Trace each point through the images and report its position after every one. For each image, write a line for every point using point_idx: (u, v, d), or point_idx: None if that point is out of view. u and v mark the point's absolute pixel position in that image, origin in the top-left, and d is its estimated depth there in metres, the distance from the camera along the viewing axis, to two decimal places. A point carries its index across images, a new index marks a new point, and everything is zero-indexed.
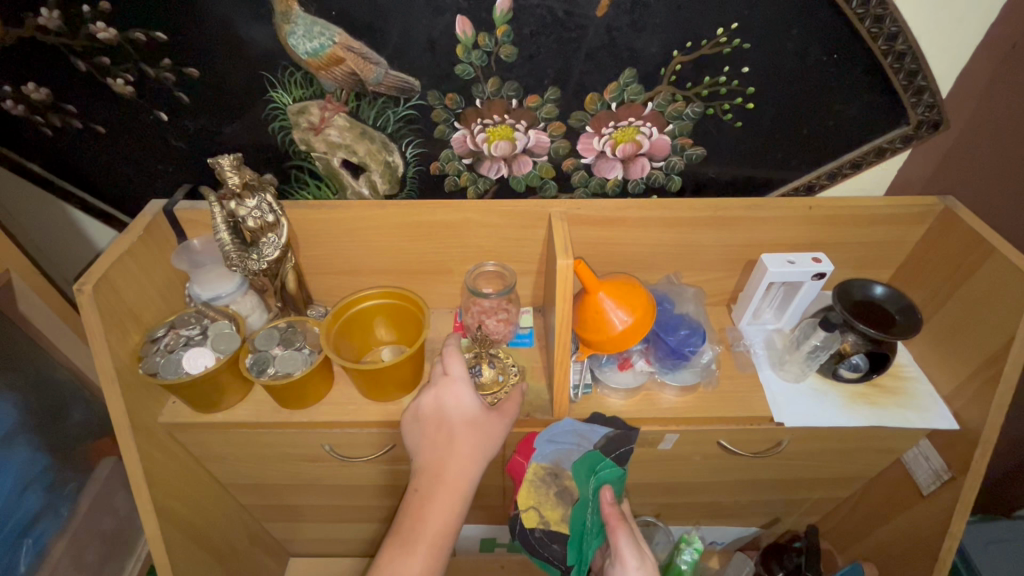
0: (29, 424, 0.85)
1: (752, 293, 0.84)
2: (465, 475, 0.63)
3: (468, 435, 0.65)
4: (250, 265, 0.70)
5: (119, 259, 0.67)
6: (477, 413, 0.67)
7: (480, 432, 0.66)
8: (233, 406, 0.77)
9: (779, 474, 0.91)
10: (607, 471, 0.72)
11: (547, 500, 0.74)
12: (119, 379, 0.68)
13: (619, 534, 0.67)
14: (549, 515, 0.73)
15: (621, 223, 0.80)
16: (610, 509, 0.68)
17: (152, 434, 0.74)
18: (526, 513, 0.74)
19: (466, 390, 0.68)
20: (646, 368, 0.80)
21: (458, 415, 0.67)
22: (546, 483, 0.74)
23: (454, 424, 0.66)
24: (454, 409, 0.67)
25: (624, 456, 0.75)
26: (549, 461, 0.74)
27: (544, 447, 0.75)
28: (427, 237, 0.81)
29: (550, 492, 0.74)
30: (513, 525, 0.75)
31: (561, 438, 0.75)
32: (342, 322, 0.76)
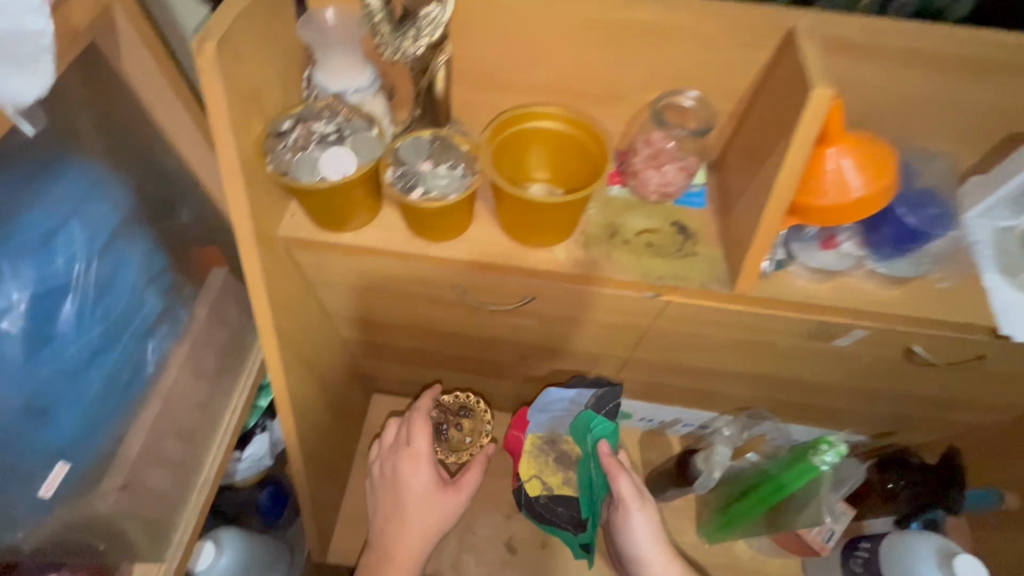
0: (136, 200, 0.64)
1: (1005, 178, 0.66)
2: (417, 553, 0.76)
3: (417, 511, 0.77)
4: (403, 50, 0.55)
5: (244, 11, 0.51)
6: (432, 501, 0.78)
7: (428, 514, 0.77)
8: (361, 227, 0.67)
9: (942, 392, 0.81)
10: (600, 427, 0.83)
11: (546, 467, 0.87)
12: (244, 175, 0.56)
13: (619, 480, 0.78)
14: (550, 480, 0.87)
15: (873, 57, 0.60)
16: (608, 458, 0.79)
17: (272, 247, 0.65)
18: (529, 483, 0.87)
19: (422, 470, 0.79)
20: (853, 251, 0.65)
21: (412, 487, 0.78)
22: (543, 451, 0.88)
23: (407, 501, 0.78)
24: (410, 484, 0.78)
25: (611, 410, 0.84)
26: (545, 430, 0.89)
27: (536, 417, 0.88)
28: (611, 47, 0.62)
29: (549, 459, 0.88)
30: (519, 496, 0.88)
31: (551, 407, 0.87)
32: (501, 144, 0.62)
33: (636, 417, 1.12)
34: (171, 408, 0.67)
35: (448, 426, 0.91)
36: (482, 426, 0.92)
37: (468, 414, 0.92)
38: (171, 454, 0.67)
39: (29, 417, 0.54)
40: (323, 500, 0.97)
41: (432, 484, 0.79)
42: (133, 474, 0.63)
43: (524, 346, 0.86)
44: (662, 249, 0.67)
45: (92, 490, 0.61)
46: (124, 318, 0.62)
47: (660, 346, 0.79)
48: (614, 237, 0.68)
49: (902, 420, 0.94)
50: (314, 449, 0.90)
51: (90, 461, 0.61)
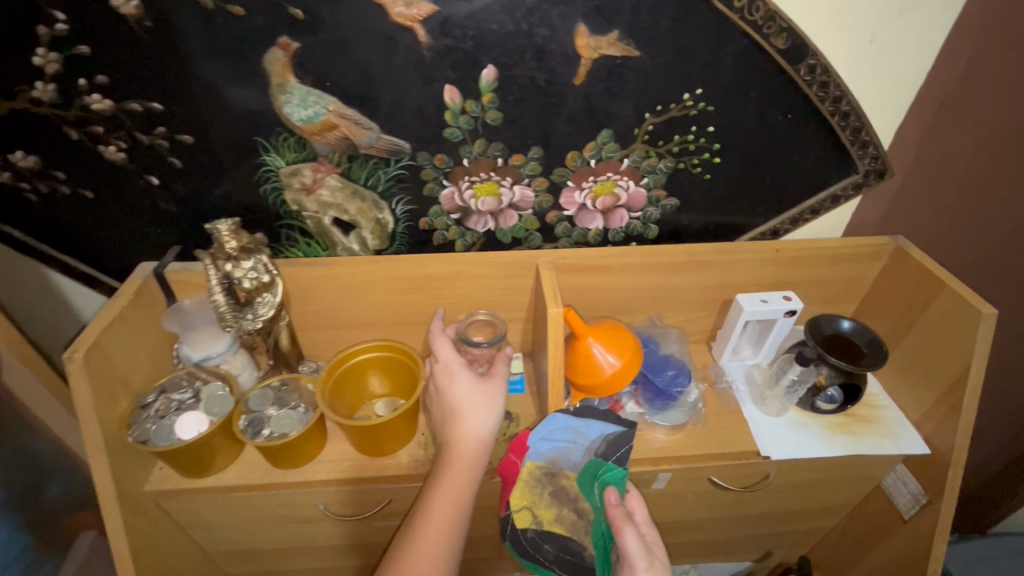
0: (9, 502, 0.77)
1: (730, 332, 0.88)
2: (462, 498, 0.63)
3: (461, 398, 0.69)
4: (245, 325, 0.71)
5: (109, 325, 0.67)
6: (476, 378, 0.71)
7: (483, 390, 0.70)
8: (224, 468, 0.76)
9: (771, 507, 0.93)
10: (611, 474, 0.70)
11: (542, 500, 0.71)
12: (106, 449, 0.66)
13: (624, 534, 0.62)
14: (544, 515, 0.71)
15: (605, 269, 0.84)
16: (617, 511, 0.64)
17: (138, 501, 0.72)
18: (519, 514, 0.71)
19: (460, 370, 0.72)
20: (636, 410, 0.83)
21: (455, 375, 0.72)
22: (541, 482, 0.72)
23: (456, 398, 0.69)
24: (453, 376, 0.71)
25: (626, 455, 0.72)
26: (545, 461, 0.72)
27: (538, 445, 0.73)
28: (419, 289, 0.83)
29: (546, 492, 0.72)
30: (501, 527, 0.72)
31: (554, 434, 0.73)
32: (338, 375, 0.77)
33: None
34: None
35: None
36: None
37: None
38: None
39: None
40: None
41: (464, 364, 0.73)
42: None
43: None
44: None
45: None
46: None
47: None
48: None
49: (765, 538, 1.03)
50: None
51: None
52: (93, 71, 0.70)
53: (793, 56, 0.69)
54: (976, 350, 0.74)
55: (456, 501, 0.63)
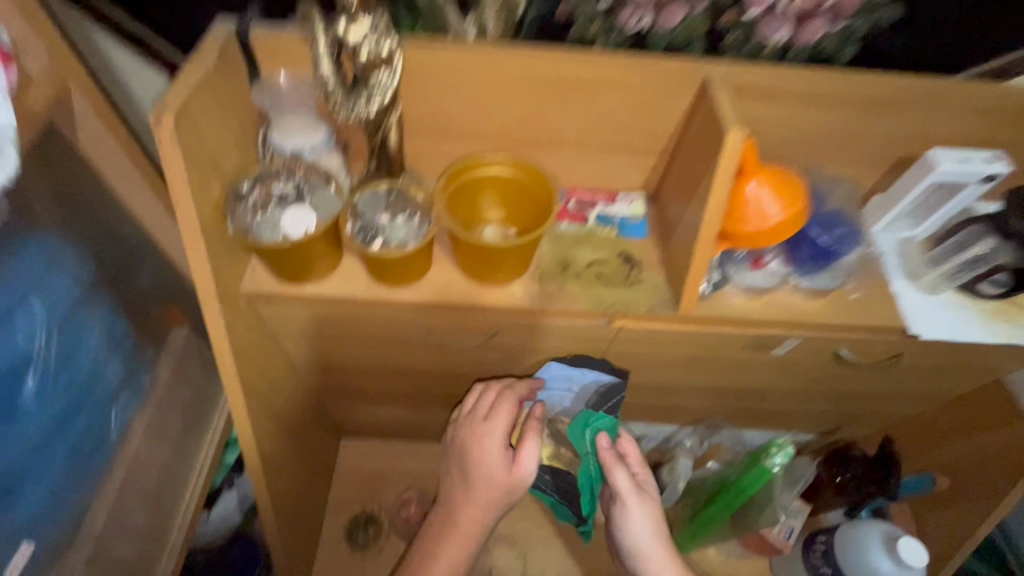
0: (99, 279, 0.69)
1: (898, 196, 0.75)
2: (477, 527, 0.70)
3: (481, 486, 0.70)
4: (356, 111, 0.58)
5: (196, 88, 0.54)
6: (510, 467, 0.68)
7: (487, 494, 0.69)
8: (323, 278, 0.69)
9: (876, 387, 0.88)
10: (600, 421, 0.79)
11: (540, 436, 0.87)
12: (205, 238, 0.57)
13: (614, 472, 0.73)
14: (542, 450, 0.87)
15: (779, 99, 0.68)
16: (608, 453, 0.74)
17: (236, 302, 0.66)
18: None
19: (488, 442, 0.70)
20: (780, 270, 0.72)
21: (489, 470, 0.69)
22: (542, 424, 0.85)
23: (477, 474, 0.70)
24: (485, 467, 0.69)
25: (614, 405, 0.82)
26: (544, 405, 0.85)
27: (541, 396, 0.84)
28: (549, 99, 0.69)
29: (546, 433, 0.86)
30: None
31: (555, 377, 0.81)
32: (455, 188, 0.67)
33: None
34: (138, 473, 0.70)
35: (358, 531, 1.06)
36: (384, 530, 1.07)
37: (373, 522, 1.07)
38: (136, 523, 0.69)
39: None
40: (295, 552, 0.95)
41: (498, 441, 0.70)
42: (101, 542, 0.65)
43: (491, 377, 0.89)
44: (611, 279, 0.73)
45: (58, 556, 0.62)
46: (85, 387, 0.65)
47: (620, 366, 0.83)
48: (567, 270, 0.73)
49: (845, 417, 1.01)
50: (284, 500, 0.88)
51: (58, 529, 0.62)
52: None
53: None
54: None
55: (465, 531, 0.70)
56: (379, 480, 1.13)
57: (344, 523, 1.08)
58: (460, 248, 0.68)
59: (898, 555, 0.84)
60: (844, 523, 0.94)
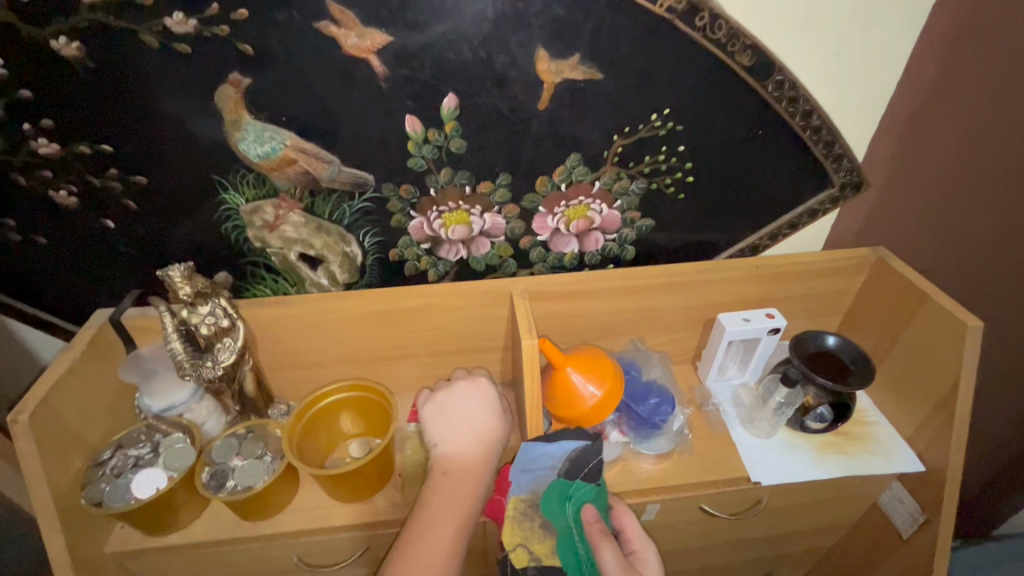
0: None
1: (713, 353, 0.86)
2: (482, 467, 0.70)
3: (491, 424, 0.74)
4: (204, 373, 0.68)
5: (58, 380, 0.64)
6: (492, 428, 0.73)
7: (494, 437, 0.73)
8: (189, 525, 0.72)
9: (767, 531, 0.89)
10: (581, 492, 0.67)
11: (534, 533, 0.67)
12: (59, 513, 0.62)
13: (603, 551, 0.61)
14: (540, 549, 0.66)
15: (583, 295, 0.82)
16: (595, 529, 0.62)
17: (98, 567, 0.68)
18: (514, 554, 0.66)
19: (482, 390, 0.78)
20: (620, 439, 0.79)
21: (490, 416, 0.75)
22: (530, 514, 0.68)
23: (477, 413, 0.75)
24: (484, 418, 0.74)
25: (595, 470, 0.69)
26: (528, 492, 0.69)
27: (518, 479, 0.69)
28: (392, 325, 0.80)
29: (538, 524, 0.67)
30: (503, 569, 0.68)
31: (531, 463, 0.70)
32: (307, 420, 0.74)
33: None
34: None
35: None
36: None
37: None
38: None
39: None
40: None
41: (483, 405, 0.76)
42: None
43: None
44: None
45: None
46: None
47: None
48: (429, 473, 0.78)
49: (763, 563, 0.99)
50: None
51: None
52: (38, 116, 0.67)
53: (758, 73, 0.68)
54: (964, 362, 0.71)
55: (480, 468, 0.69)
56: None
57: None
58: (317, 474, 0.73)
59: None
60: None
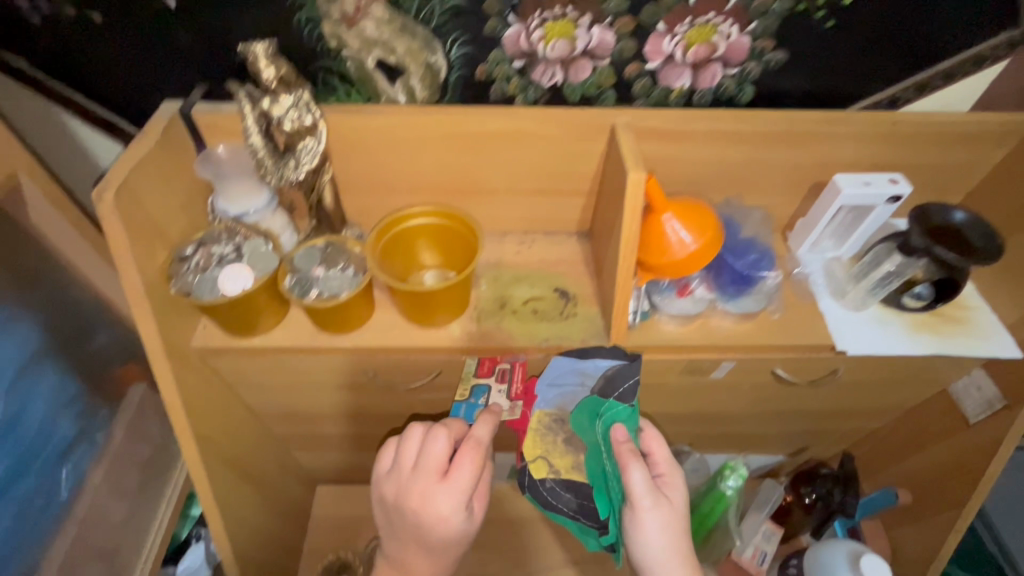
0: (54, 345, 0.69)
1: (816, 219, 0.79)
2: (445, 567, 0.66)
3: (450, 531, 0.63)
4: (286, 175, 0.63)
5: (137, 165, 0.60)
6: (452, 530, 0.63)
7: (446, 545, 0.64)
8: (270, 330, 0.73)
9: (826, 404, 0.89)
10: (612, 411, 0.71)
11: (555, 446, 0.73)
12: (150, 298, 0.62)
13: (632, 469, 0.65)
14: (559, 462, 0.72)
15: (688, 138, 0.73)
16: (624, 445, 0.67)
17: (187, 358, 0.70)
18: (534, 464, 0.72)
19: (444, 493, 0.62)
20: (705, 296, 0.75)
21: (443, 524, 0.62)
22: (552, 428, 0.73)
23: (431, 528, 0.62)
24: (438, 534, 0.62)
25: (629, 391, 0.72)
26: (553, 407, 0.74)
27: (546, 393, 0.75)
28: (475, 152, 0.74)
29: (559, 438, 0.73)
30: (522, 479, 0.74)
31: (558, 378, 0.74)
32: (387, 240, 0.71)
33: None
34: (91, 531, 0.70)
35: None
36: None
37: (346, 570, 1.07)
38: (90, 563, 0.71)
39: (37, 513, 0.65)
40: None
41: (457, 502, 0.62)
42: None
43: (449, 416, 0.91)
44: (546, 313, 0.76)
45: None
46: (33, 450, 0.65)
47: None
48: (504, 307, 0.77)
49: (807, 435, 1.02)
50: (249, 551, 0.89)
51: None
52: None
53: None
54: None
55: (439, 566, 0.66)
56: (352, 526, 1.12)
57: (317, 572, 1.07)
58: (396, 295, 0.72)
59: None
60: (812, 543, 0.94)
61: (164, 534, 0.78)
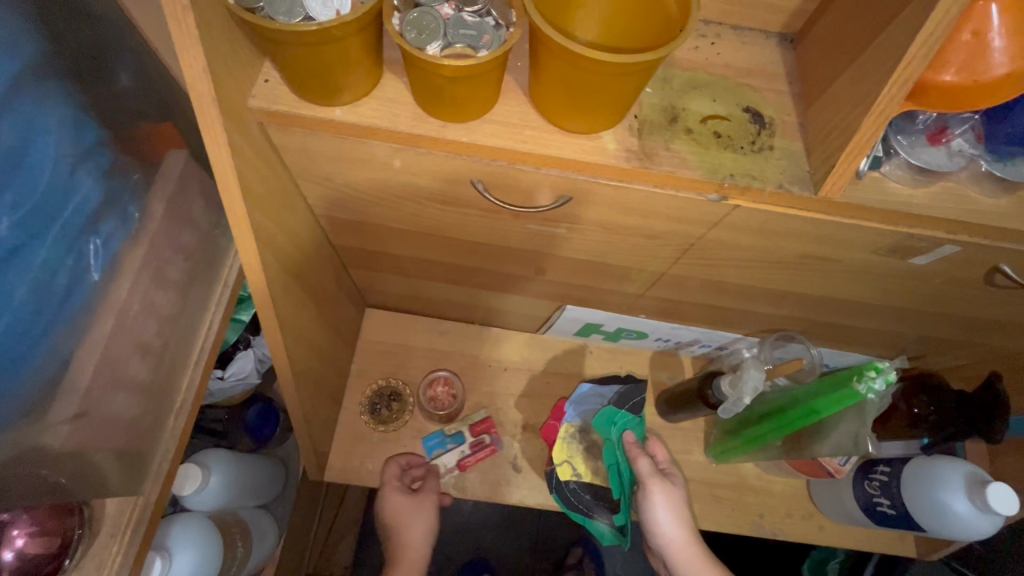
0: (66, 76, 0.49)
1: None
2: (419, 537, 0.92)
3: (405, 509, 0.91)
4: None
5: None
6: (410, 506, 0.91)
7: (412, 511, 0.91)
8: (358, 100, 0.52)
9: (1010, 317, 0.73)
10: (624, 420, 0.88)
11: (577, 455, 0.92)
12: (196, 7, 0.40)
13: (639, 459, 0.79)
14: (581, 467, 0.92)
15: None
16: (632, 445, 0.81)
17: (244, 123, 0.51)
18: (561, 467, 0.91)
19: (396, 491, 0.92)
20: (965, 149, 0.53)
21: (398, 511, 0.91)
22: (576, 437, 0.93)
23: (389, 506, 0.91)
24: (394, 506, 0.91)
25: (637, 404, 0.93)
26: (579, 422, 0.95)
27: (574, 410, 0.95)
28: None
29: (579, 447, 0.93)
30: (548, 479, 0.91)
31: (582, 398, 0.96)
32: None
33: (651, 336, 1.00)
34: (132, 323, 0.57)
35: (380, 406, 1.00)
36: (407, 407, 1.00)
37: (397, 398, 1.01)
38: (136, 375, 0.58)
39: (55, 295, 0.49)
40: (318, 420, 0.89)
41: (394, 484, 0.92)
42: (91, 399, 0.54)
43: (547, 257, 0.75)
44: (732, 140, 0.55)
45: (43, 414, 0.50)
46: (47, 212, 0.48)
47: (707, 258, 0.68)
48: (675, 123, 0.55)
49: (943, 345, 0.87)
50: (305, 368, 0.80)
51: (36, 389, 0.49)
52: None
53: None
54: None
55: (408, 524, 0.91)
56: (405, 355, 1.04)
57: (367, 395, 1.01)
58: (542, 76, 0.49)
59: (984, 500, 0.75)
60: (915, 456, 0.85)
61: (217, 333, 0.67)
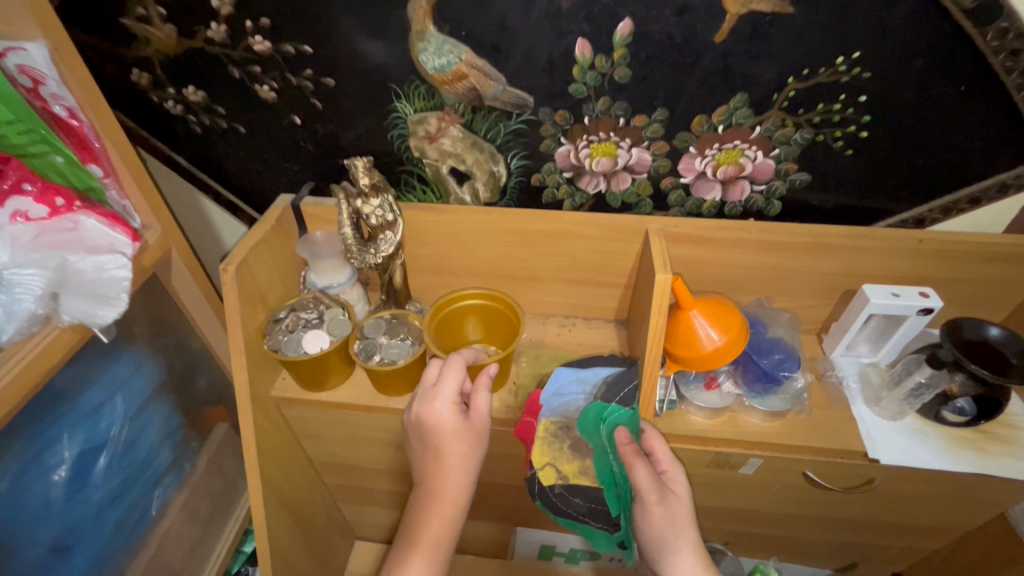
0: (168, 387, 0.84)
1: (848, 324, 0.82)
2: (451, 525, 0.66)
3: (459, 446, 0.66)
4: (367, 259, 0.76)
5: (255, 245, 0.75)
6: (461, 431, 0.66)
7: (463, 459, 0.66)
8: (336, 387, 0.84)
9: (868, 515, 0.86)
10: (616, 414, 0.72)
11: (561, 454, 0.73)
12: (246, 351, 0.75)
13: (636, 469, 0.63)
14: (566, 468, 0.72)
15: (718, 243, 0.81)
16: (627, 448, 0.65)
17: (265, 406, 0.82)
18: (543, 471, 0.73)
19: (443, 401, 0.66)
20: (732, 390, 0.80)
21: (449, 431, 0.66)
22: (559, 435, 0.74)
23: (437, 437, 0.66)
24: (440, 425, 0.66)
25: (629, 396, 0.74)
26: (559, 415, 0.75)
27: (550, 403, 0.75)
28: (523, 244, 0.86)
29: (564, 445, 0.74)
30: (529, 486, 0.74)
31: (564, 389, 0.76)
32: (442, 316, 0.82)
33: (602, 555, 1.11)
34: (168, 548, 0.82)
35: None
36: None
37: None
38: None
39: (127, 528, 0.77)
40: None
41: (449, 399, 0.66)
42: None
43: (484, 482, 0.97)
44: None
45: None
46: (139, 472, 0.79)
47: None
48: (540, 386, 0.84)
49: (854, 550, 0.96)
50: None
51: None
52: (257, 13, 0.73)
53: (979, 18, 0.62)
54: None
55: (445, 528, 0.65)
56: None
57: None
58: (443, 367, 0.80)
59: None
60: None
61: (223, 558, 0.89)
